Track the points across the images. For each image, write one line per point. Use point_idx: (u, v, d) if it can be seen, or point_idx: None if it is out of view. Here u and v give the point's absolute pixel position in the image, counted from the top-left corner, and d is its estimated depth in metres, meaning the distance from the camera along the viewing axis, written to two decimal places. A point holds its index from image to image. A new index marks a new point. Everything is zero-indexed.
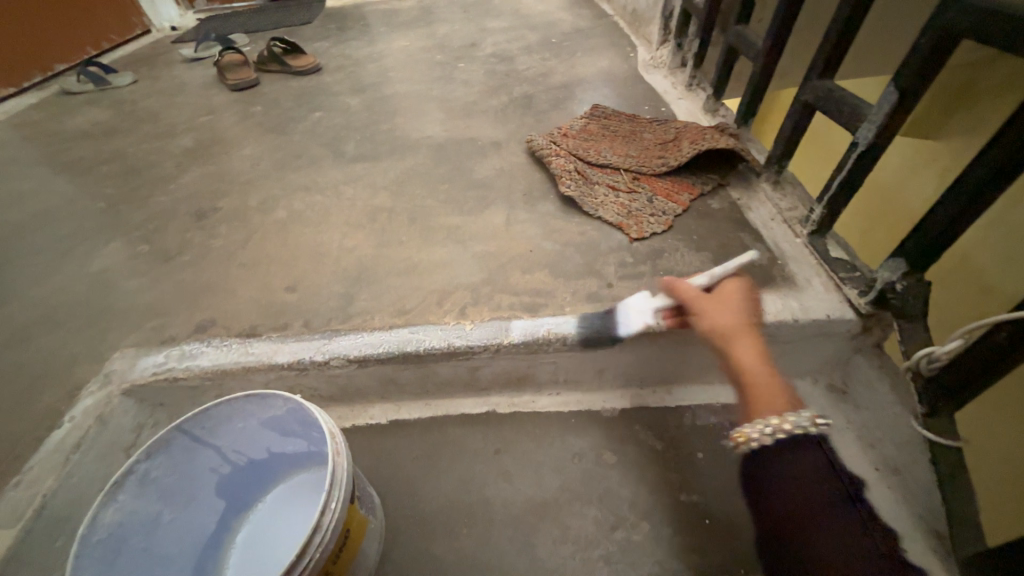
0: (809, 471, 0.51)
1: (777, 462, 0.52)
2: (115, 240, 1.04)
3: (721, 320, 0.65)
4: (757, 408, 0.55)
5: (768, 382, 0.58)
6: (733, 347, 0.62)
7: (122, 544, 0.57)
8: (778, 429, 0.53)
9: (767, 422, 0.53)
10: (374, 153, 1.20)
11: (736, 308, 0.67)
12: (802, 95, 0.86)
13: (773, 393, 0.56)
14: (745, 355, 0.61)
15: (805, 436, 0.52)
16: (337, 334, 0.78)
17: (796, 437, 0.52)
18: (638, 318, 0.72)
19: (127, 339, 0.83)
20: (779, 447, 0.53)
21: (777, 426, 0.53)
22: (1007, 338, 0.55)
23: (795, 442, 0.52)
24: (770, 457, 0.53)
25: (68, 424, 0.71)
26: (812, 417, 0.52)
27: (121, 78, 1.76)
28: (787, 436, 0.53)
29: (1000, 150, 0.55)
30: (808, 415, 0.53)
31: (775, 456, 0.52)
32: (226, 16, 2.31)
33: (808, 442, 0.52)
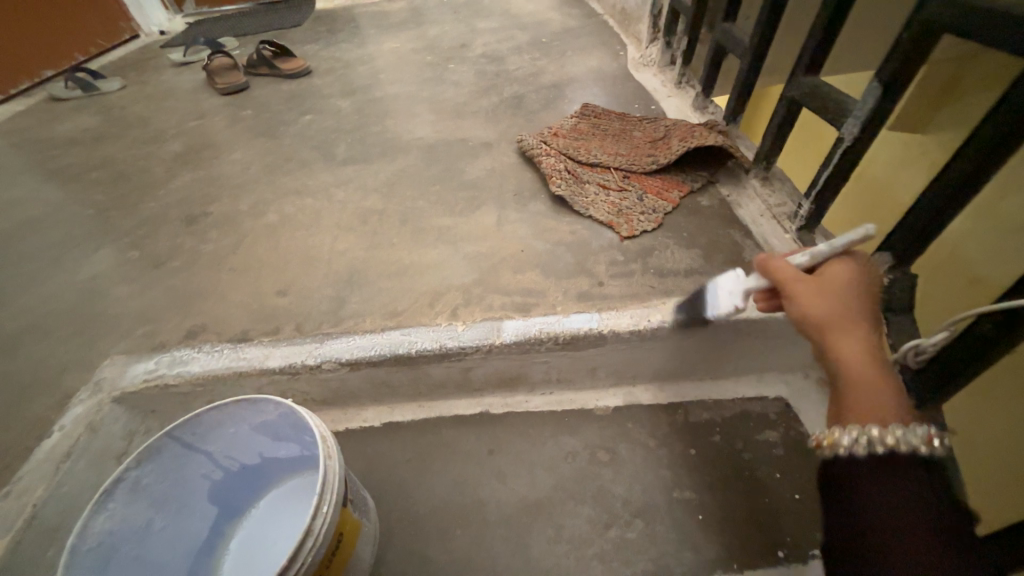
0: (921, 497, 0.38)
1: (874, 483, 0.40)
2: (105, 247, 1.03)
3: (819, 302, 0.48)
4: (850, 419, 0.42)
5: (873, 394, 0.43)
6: (834, 342, 0.46)
7: (112, 553, 0.56)
8: (880, 442, 0.40)
9: (865, 433, 0.40)
10: (365, 156, 1.20)
11: (851, 291, 0.48)
12: (788, 91, 0.87)
13: (882, 408, 0.42)
14: (848, 355, 0.45)
15: (917, 455, 0.39)
16: (329, 337, 0.78)
17: (903, 453, 0.39)
18: (727, 298, 0.61)
19: (117, 346, 0.82)
20: (879, 464, 0.40)
21: (879, 439, 0.40)
22: (992, 329, 0.56)
23: (905, 460, 0.39)
24: (865, 470, 0.40)
25: (57, 433, 0.71)
26: (929, 435, 0.40)
27: (109, 84, 1.75)
28: (889, 451, 0.40)
29: (981, 143, 0.55)
30: (923, 430, 0.40)
31: (872, 474, 0.40)
32: (215, 20, 2.30)
33: (921, 463, 0.39)
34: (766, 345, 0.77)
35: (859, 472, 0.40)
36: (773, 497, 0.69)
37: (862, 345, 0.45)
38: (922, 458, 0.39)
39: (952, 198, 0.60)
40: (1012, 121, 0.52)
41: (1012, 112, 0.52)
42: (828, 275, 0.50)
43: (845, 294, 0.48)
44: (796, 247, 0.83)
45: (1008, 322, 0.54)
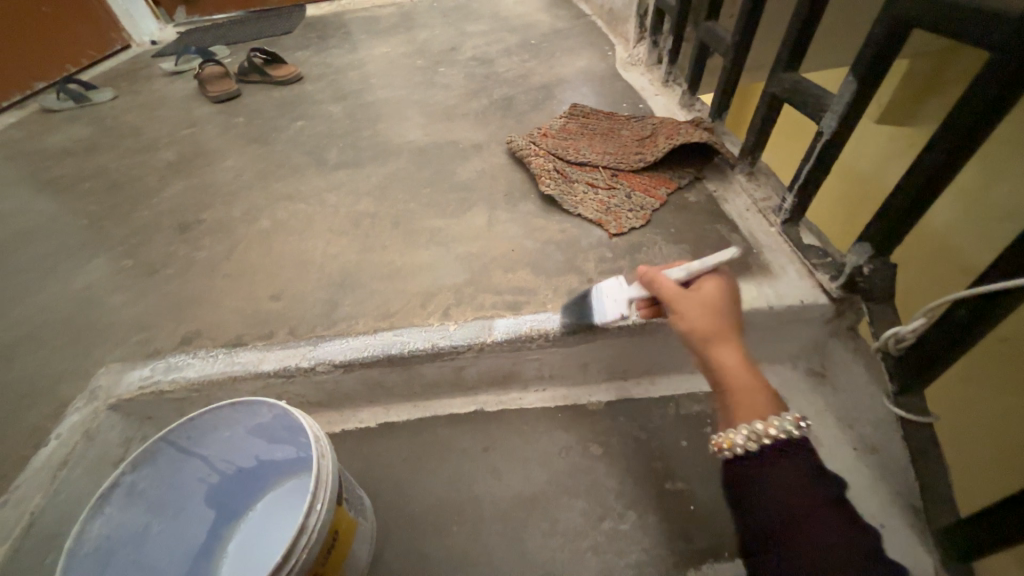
0: (799, 477, 0.45)
1: (766, 473, 0.46)
2: (99, 256, 1.04)
3: (699, 322, 0.57)
4: (736, 417, 0.51)
5: (749, 392, 0.52)
6: (713, 353, 0.56)
7: (110, 557, 0.57)
8: (763, 435, 0.48)
9: (750, 430, 0.49)
10: (357, 160, 1.21)
11: (715, 305, 0.58)
12: (769, 87, 0.88)
13: (756, 403, 0.51)
14: (725, 363, 0.55)
15: (789, 441, 0.47)
16: (323, 340, 0.79)
17: (781, 443, 0.47)
18: (613, 307, 0.68)
19: (112, 354, 0.83)
20: (766, 456, 0.47)
21: (763, 433, 0.48)
22: (967, 315, 0.57)
23: (782, 446, 0.47)
24: (756, 464, 0.47)
25: (54, 441, 0.72)
26: (794, 420, 0.48)
27: (100, 94, 1.75)
28: (772, 442, 0.48)
29: (952, 133, 0.56)
30: (790, 417, 0.49)
31: (763, 465, 0.47)
32: (206, 29, 2.31)
33: (794, 448, 0.47)
34: (754, 336, 0.78)
35: (756, 467, 0.47)
36: None
37: (731, 351, 0.55)
38: (792, 442, 0.47)
39: (926, 188, 0.61)
40: (979, 111, 0.53)
41: (979, 103, 0.53)
42: (698, 294, 0.59)
43: (711, 309, 0.58)
44: (782, 239, 0.85)
45: (982, 307, 0.56)
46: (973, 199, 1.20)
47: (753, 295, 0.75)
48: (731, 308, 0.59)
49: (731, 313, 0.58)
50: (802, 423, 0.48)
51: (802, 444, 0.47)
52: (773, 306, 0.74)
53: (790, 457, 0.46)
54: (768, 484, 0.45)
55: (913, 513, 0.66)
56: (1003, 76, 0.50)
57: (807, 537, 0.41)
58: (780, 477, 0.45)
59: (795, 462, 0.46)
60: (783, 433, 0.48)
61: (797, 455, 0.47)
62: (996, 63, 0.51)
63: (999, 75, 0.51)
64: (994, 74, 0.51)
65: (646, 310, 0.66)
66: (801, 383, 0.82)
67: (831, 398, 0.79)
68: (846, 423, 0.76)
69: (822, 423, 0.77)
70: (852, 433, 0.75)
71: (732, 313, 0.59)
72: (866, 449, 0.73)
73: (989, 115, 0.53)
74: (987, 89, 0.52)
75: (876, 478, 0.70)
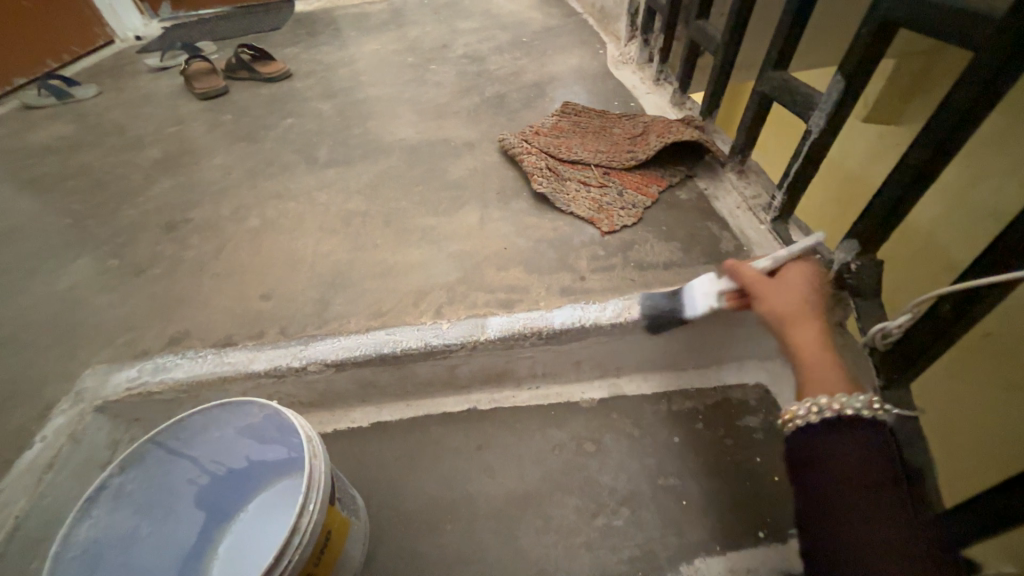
0: (871, 456, 0.43)
1: (833, 445, 0.44)
2: (84, 256, 1.02)
3: (782, 303, 0.59)
4: (807, 389, 0.50)
5: (829, 370, 0.51)
6: (792, 331, 0.56)
7: (98, 559, 0.56)
8: (829, 407, 0.46)
9: (818, 399, 0.47)
10: (347, 158, 1.20)
11: (803, 291, 0.60)
12: (759, 85, 0.89)
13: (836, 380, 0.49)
14: (804, 341, 0.54)
15: (867, 420, 0.45)
16: (314, 339, 0.78)
17: (852, 418, 0.45)
18: (704, 301, 0.68)
19: (98, 355, 0.81)
20: (832, 428, 0.45)
21: (827, 406, 0.46)
22: (950, 310, 0.58)
23: (859, 424, 0.45)
24: (819, 437, 0.45)
25: (39, 444, 0.70)
26: (870, 399, 0.45)
27: (84, 91, 1.72)
28: (837, 416, 0.45)
29: (935, 132, 0.57)
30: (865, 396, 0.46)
31: (826, 438, 0.45)
32: (193, 24, 2.27)
33: (872, 426, 0.44)
34: (744, 333, 0.79)
35: (817, 439, 0.45)
36: (753, 480, 0.71)
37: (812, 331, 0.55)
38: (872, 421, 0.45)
39: (911, 186, 0.62)
40: (961, 110, 0.54)
41: (960, 103, 0.54)
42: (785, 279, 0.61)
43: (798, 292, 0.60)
44: (771, 237, 0.86)
45: (964, 302, 0.57)
46: (961, 196, 1.21)
47: None
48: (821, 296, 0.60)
49: (819, 301, 0.59)
50: (878, 404, 0.45)
51: (880, 426, 0.44)
52: None
53: (867, 434, 0.44)
54: (831, 454, 0.44)
55: None
56: (983, 77, 0.51)
57: (851, 512, 0.40)
58: (848, 451, 0.43)
59: (870, 440, 0.44)
60: (850, 408, 0.45)
61: (874, 433, 0.44)
62: (977, 63, 0.52)
63: (979, 76, 0.52)
64: (975, 74, 0.52)
65: (733, 300, 0.66)
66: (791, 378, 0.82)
67: None
68: None
69: None
70: None
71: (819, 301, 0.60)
72: None
73: (970, 115, 0.54)
74: (968, 90, 0.53)
75: None
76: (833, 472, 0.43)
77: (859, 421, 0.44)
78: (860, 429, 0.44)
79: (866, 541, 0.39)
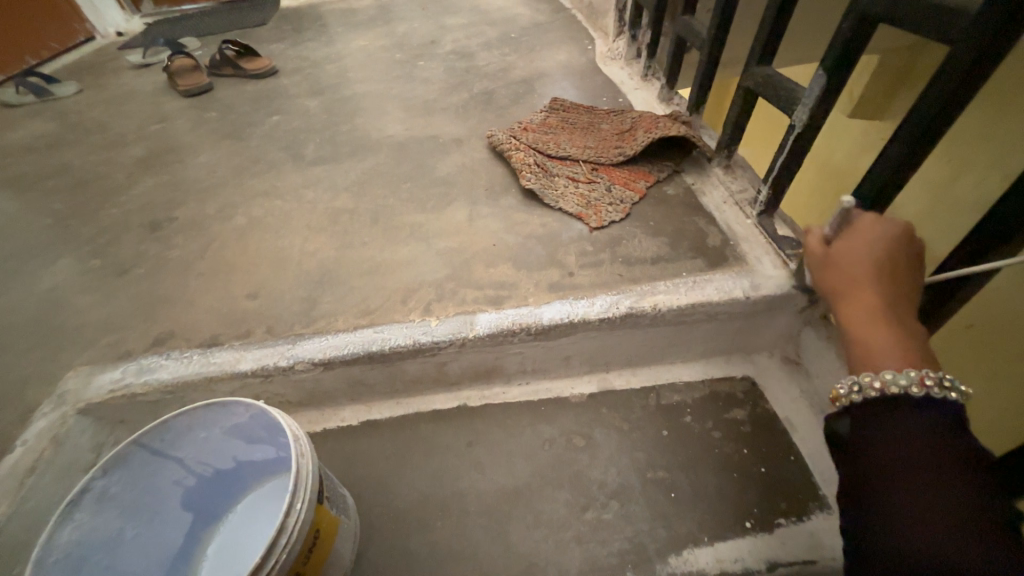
0: (927, 435, 0.40)
1: (885, 423, 0.42)
2: (65, 256, 1.00)
3: (832, 280, 0.57)
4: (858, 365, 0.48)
5: (882, 342, 0.48)
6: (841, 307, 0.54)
7: (82, 562, 0.55)
8: (871, 386, 0.44)
9: (859, 379, 0.45)
10: (334, 156, 1.19)
11: (871, 252, 0.56)
12: (744, 81, 0.89)
13: (888, 354, 0.47)
14: (857, 312, 0.52)
15: (924, 398, 0.41)
16: (301, 338, 0.78)
17: (899, 396, 0.42)
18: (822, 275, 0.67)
19: (80, 357, 0.80)
20: (884, 405, 0.43)
21: (868, 384, 0.44)
22: (929, 300, 0.60)
23: (914, 401, 0.41)
24: (869, 415, 0.43)
25: (20, 448, 0.69)
26: (921, 377, 0.42)
27: (64, 88, 1.68)
28: (881, 394, 0.43)
29: (914, 126, 0.58)
30: (916, 374, 0.42)
31: (876, 415, 0.43)
32: (176, 20, 2.22)
33: (930, 404, 0.41)
34: (731, 326, 0.80)
35: (867, 417, 0.43)
36: (740, 472, 0.72)
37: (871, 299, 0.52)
38: (930, 399, 0.41)
39: (891, 179, 0.63)
40: (940, 104, 0.55)
41: (938, 96, 0.55)
42: (844, 249, 0.57)
43: (863, 254, 0.56)
44: (757, 231, 0.87)
45: (942, 293, 0.59)
46: (940, 190, 1.24)
47: (730, 285, 0.77)
48: (896, 256, 0.55)
49: (892, 263, 0.55)
50: (929, 378, 0.41)
51: (943, 404, 0.41)
52: (749, 296, 0.75)
53: (925, 412, 0.41)
54: (880, 433, 0.42)
55: None
56: (961, 71, 0.52)
57: (900, 489, 0.38)
58: (901, 430, 0.41)
59: (927, 420, 0.40)
60: (895, 385, 0.43)
61: (936, 413, 0.40)
62: (955, 57, 0.53)
63: (957, 70, 0.53)
64: (952, 69, 0.53)
65: None
66: (777, 370, 0.83)
67: (805, 385, 0.80)
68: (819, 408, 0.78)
69: (798, 408, 0.78)
70: None
71: (893, 262, 0.55)
72: None
73: (948, 109, 0.55)
74: (946, 83, 0.54)
75: None
76: (880, 450, 0.41)
77: (914, 400, 0.41)
78: (912, 406, 0.41)
79: (915, 516, 0.36)
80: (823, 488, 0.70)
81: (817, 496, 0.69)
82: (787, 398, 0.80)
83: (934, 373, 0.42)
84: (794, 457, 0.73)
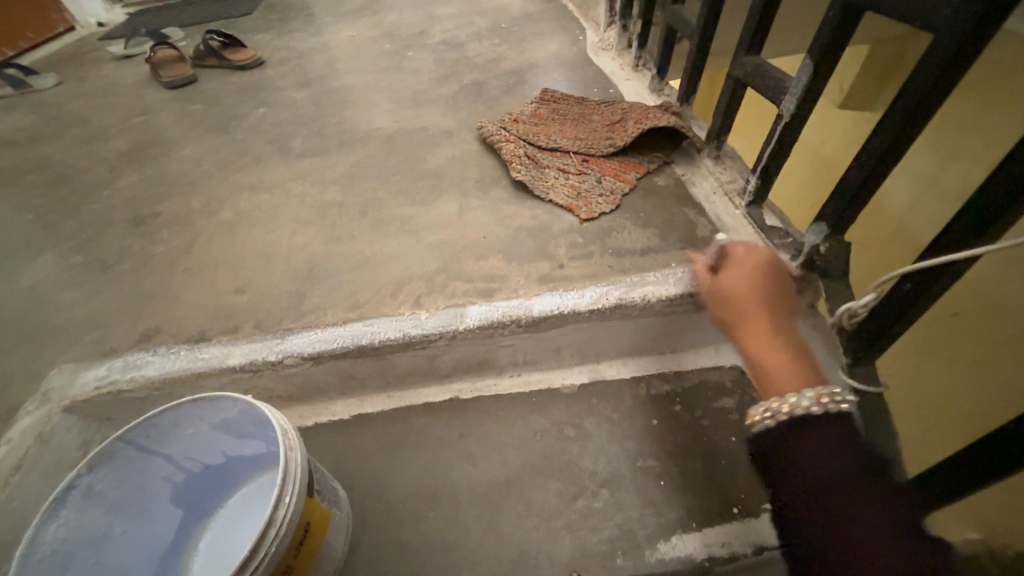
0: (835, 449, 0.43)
1: (798, 445, 0.45)
2: (47, 252, 0.98)
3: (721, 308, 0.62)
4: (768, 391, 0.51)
5: (776, 364, 0.53)
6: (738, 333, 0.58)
7: (69, 559, 0.55)
8: (781, 411, 0.47)
9: (771, 405, 0.48)
10: (322, 148, 1.17)
11: (755, 274, 0.63)
12: (733, 71, 0.89)
13: (788, 375, 0.51)
14: (755, 338, 0.56)
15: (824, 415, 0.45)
16: (289, 333, 0.77)
17: (803, 417, 0.46)
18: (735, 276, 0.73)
19: (65, 355, 0.79)
20: (797, 425, 0.46)
21: (778, 408, 0.47)
22: (912, 288, 0.60)
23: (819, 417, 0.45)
24: (790, 437, 0.46)
25: (4, 447, 0.68)
26: (817, 396, 0.46)
27: (43, 80, 1.64)
28: (792, 416, 0.46)
29: (898, 113, 0.58)
30: (813, 394, 0.46)
31: (792, 438, 0.46)
32: (159, 10, 2.17)
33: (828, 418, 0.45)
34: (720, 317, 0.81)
35: (782, 440, 0.46)
36: (728, 459, 0.73)
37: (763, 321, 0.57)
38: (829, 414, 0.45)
39: (875, 168, 0.63)
40: (924, 91, 0.55)
41: (923, 83, 0.55)
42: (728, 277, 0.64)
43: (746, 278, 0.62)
44: (746, 221, 0.87)
45: (925, 281, 0.58)
46: (929, 181, 1.26)
47: None
48: (772, 272, 0.63)
49: (768, 281, 0.62)
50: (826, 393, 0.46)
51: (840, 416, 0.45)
52: None
53: (830, 428, 0.45)
54: (796, 455, 0.45)
55: None
56: (946, 57, 0.52)
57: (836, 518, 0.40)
58: (814, 448, 0.44)
59: (838, 436, 0.44)
60: (801, 407, 0.46)
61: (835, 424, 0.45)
62: (939, 42, 0.52)
63: (941, 57, 0.53)
64: (936, 56, 0.53)
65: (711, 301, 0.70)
66: None
67: None
68: None
69: None
70: None
71: (770, 279, 0.62)
72: None
73: (932, 97, 0.55)
74: (931, 69, 0.54)
75: None
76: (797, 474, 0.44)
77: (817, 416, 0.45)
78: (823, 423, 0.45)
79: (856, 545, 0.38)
80: None
81: None
82: None
83: (828, 392, 0.46)
84: None
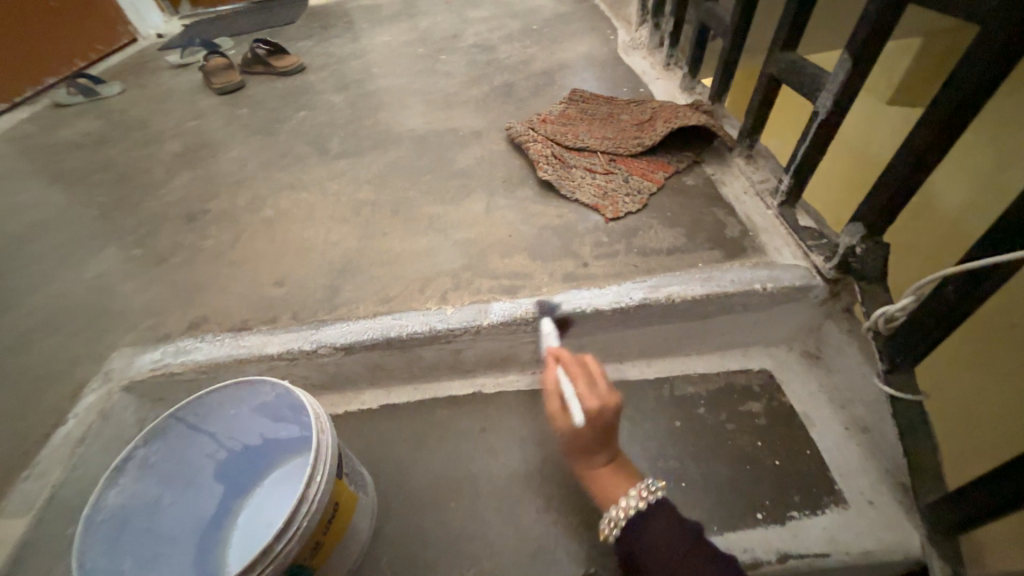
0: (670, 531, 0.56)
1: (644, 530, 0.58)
2: (111, 245, 1.07)
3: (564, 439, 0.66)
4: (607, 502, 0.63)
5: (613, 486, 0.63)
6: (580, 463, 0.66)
7: (125, 524, 0.60)
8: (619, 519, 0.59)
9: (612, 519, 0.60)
10: (358, 149, 1.22)
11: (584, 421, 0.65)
12: (767, 68, 0.87)
13: (603, 469, 0.64)
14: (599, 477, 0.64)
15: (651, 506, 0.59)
16: (324, 324, 0.81)
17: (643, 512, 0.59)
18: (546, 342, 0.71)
19: (125, 339, 0.86)
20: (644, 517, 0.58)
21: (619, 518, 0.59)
22: (954, 292, 0.57)
23: (649, 513, 0.59)
24: (639, 528, 0.58)
25: (73, 420, 0.75)
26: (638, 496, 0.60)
27: (110, 88, 1.78)
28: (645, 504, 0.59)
29: (942, 108, 0.56)
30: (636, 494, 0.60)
31: (637, 525, 0.58)
32: (211, 21, 2.31)
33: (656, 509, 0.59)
34: (749, 318, 0.79)
35: (633, 532, 0.58)
36: (753, 464, 0.71)
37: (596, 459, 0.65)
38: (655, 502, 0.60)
39: (916, 167, 0.61)
40: (968, 89, 0.53)
41: (968, 79, 0.52)
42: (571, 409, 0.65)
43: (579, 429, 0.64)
44: (778, 221, 0.85)
45: (969, 285, 0.56)
46: (987, 179, 1.18)
47: (746, 275, 0.76)
48: (612, 414, 0.63)
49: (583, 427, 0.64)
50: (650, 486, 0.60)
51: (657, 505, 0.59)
52: (768, 287, 0.74)
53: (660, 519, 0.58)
54: (645, 541, 0.57)
55: (900, 490, 0.67)
56: (991, 53, 0.50)
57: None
58: (656, 528, 0.57)
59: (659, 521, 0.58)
60: (631, 509, 0.59)
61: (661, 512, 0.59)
62: (984, 37, 0.50)
63: (987, 50, 0.50)
64: (979, 51, 0.51)
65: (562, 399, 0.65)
66: (795, 364, 0.81)
67: (824, 379, 0.79)
68: (840, 403, 0.76)
69: (815, 403, 0.77)
70: (845, 413, 0.75)
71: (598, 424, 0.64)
72: (857, 429, 0.73)
73: (978, 92, 0.53)
74: (976, 64, 0.51)
75: (866, 457, 0.71)
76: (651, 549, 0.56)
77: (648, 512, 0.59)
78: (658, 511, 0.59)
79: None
80: (840, 484, 0.68)
81: (832, 491, 0.68)
82: (805, 391, 0.78)
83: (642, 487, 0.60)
84: (813, 452, 0.71)
